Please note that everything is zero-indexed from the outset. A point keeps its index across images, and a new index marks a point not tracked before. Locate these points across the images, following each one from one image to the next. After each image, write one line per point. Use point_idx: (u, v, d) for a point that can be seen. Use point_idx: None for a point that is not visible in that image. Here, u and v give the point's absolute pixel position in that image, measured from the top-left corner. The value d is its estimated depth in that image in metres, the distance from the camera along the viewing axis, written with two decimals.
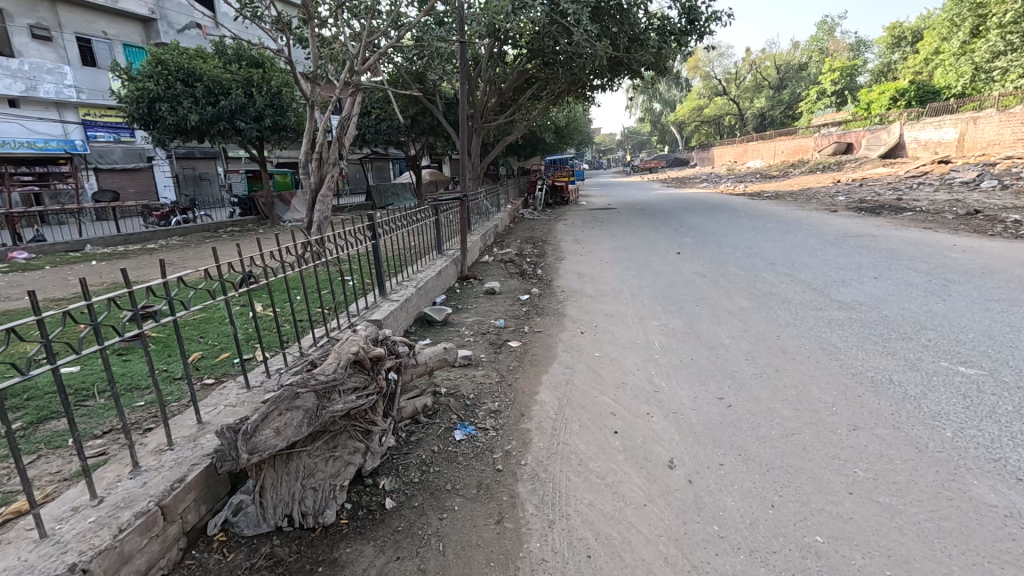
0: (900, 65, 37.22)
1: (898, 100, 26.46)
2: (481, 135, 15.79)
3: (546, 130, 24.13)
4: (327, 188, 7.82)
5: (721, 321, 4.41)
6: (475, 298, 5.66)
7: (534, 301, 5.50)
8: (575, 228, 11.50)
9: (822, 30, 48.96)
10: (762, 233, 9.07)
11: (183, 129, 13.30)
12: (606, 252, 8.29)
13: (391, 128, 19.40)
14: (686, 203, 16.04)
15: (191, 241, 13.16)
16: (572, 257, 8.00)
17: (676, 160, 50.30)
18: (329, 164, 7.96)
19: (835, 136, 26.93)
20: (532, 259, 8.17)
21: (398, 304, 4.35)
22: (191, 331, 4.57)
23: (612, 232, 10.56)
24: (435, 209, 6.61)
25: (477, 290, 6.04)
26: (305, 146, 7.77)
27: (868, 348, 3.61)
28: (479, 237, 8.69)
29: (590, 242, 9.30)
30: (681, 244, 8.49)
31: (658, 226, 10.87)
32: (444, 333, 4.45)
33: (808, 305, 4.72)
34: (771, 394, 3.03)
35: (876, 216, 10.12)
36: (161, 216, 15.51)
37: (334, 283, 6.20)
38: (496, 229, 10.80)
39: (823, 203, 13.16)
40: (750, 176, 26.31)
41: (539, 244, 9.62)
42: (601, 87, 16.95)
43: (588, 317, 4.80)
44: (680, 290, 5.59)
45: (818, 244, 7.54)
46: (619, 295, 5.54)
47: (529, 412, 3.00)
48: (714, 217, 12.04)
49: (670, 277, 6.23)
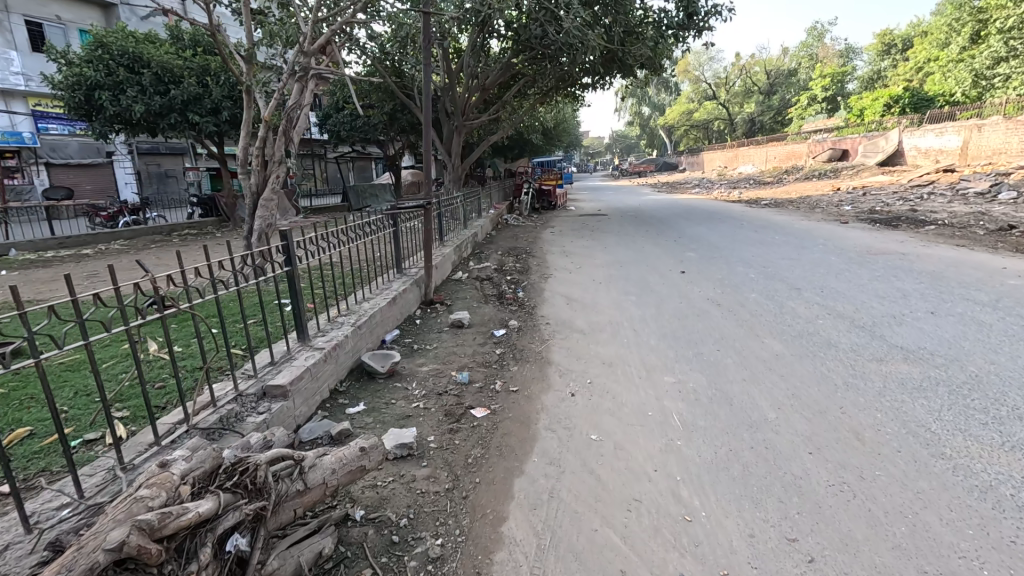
0: (890, 72, 36.91)
1: (892, 106, 25.86)
2: (462, 134, 14.68)
3: (533, 131, 23.08)
4: (272, 190, 6.61)
5: (757, 380, 3.31)
6: (438, 334, 4.49)
7: (513, 337, 4.40)
8: (563, 238, 10.45)
9: (811, 37, 48.54)
10: (772, 248, 8.08)
11: (129, 121, 11.96)
12: (599, 269, 7.21)
13: (369, 126, 18.21)
14: (681, 210, 15.10)
15: (137, 246, 11.82)
16: (560, 276, 6.90)
17: (664, 164, 49.70)
18: (274, 163, 6.69)
19: (829, 142, 26.25)
20: (513, 275, 7.10)
21: (321, 356, 3.15)
22: (44, 385, 3.39)
23: (604, 243, 9.52)
24: (393, 218, 5.40)
25: (442, 320, 4.90)
26: (245, 140, 6.45)
27: (983, 437, 2.52)
28: (453, 250, 7.59)
29: (580, 255, 8.25)
30: (684, 260, 7.45)
31: (655, 237, 9.84)
32: (387, 393, 3.33)
33: (862, 353, 3.66)
34: (871, 535, 1.92)
35: (892, 229, 9.21)
36: (108, 217, 14.09)
37: (267, 307, 5.06)
38: (476, 238, 9.73)
39: (828, 213, 12.29)
40: (743, 182, 25.54)
41: (523, 256, 8.54)
42: (591, 86, 15.98)
43: (581, 364, 3.72)
44: (693, 324, 4.51)
45: (842, 264, 6.55)
46: (617, 331, 4.44)
47: (489, 569, 1.87)
48: (713, 226, 11.09)
49: (678, 305, 5.15)
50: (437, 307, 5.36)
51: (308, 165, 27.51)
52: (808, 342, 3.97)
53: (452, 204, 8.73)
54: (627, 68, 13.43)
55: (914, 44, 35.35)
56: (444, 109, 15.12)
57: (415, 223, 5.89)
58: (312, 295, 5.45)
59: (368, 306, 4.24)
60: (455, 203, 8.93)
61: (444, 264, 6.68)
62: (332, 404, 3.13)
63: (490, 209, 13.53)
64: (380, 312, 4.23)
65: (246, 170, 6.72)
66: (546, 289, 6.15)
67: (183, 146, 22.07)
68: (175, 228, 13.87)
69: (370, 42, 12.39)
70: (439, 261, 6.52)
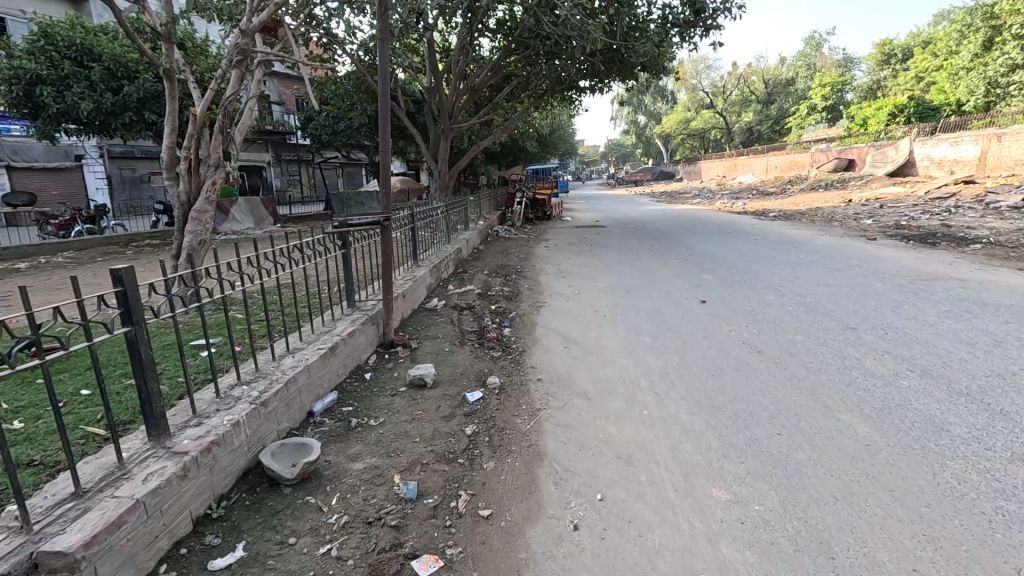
0: (889, 82, 36.45)
1: (897, 115, 25.14)
2: (449, 138, 13.61)
3: (527, 139, 22.14)
4: (206, 199, 5.45)
5: (863, 503, 2.14)
6: (389, 400, 3.29)
7: (490, 405, 3.23)
8: (560, 253, 9.37)
9: (810, 46, 48.01)
10: (801, 270, 7.02)
11: (77, 120, 10.83)
12: (600, 295, 6.05)
13: (354, 130, 17.16)
14: (687, 222, 14.05)
15: (83, 259, 10.57)
16: (555, 304, 5.74)
17: (662, 172, 48.84)
18: (210, 166, 5.51)
19: (834, 151, 25.41)
20: (499, 302, 5.96)
21: (174, 485, 1.96)
22: None
23: (605, 260, 8.45)
24: (343, 237, 4.20)
25: (401, 374, 3.70)
26: (169, 138, 5.23)
27: None
28: (431, 270, 6.42)
29: (580, 277, 7.15)
30: (701, 285, 6.34)
31: (662, 254, 8.75)
32: (289, 520, 2.15)
33: (996, 446, 2.53)
34: None
35: (928, 248, 8.19)
36: (59, 225, 12.69)
37: (180, 353, 3.99)
38: (461, 254, 8.62)
39: (847, 227, 11.26)
40: (746, 193, 24.56)
41: (513, 277, 7.39)
42: (589, 88, 15.00)
43: (586, 462, 2.55)
44: (734, 386, 3.35)
45: (894, 293, 5.49)
46: (633, 395, 3.28)
47: None
48: (726, 241, 10.05)
49: (708, 352, 4.01)
50: (400, 352, 4.18)
51: (293, 171, 26.36)
52: (904, 422, 2.82)
53: (432, 217, 7.62)
54: (629, 68, 12.46)
55: (915, 53, 34.77)
56: (431, 112, 14.06)
57: (371, 241, 4.76)
58: (238, 337, 4.26)
59: (289, 361, 3.06)
60: (437, 214, 7.83)
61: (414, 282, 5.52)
62: (190, 552, 1.94)
63: (479, 220, 12.45)
64: (310, 371, 3.07)
65: (172, 174, 5.46)
66: (538, 324, 4.99)
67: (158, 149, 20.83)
68: (133, 239, 12.68)
69: (350, 37, 11.33)
70: (407, 283, 5.38)
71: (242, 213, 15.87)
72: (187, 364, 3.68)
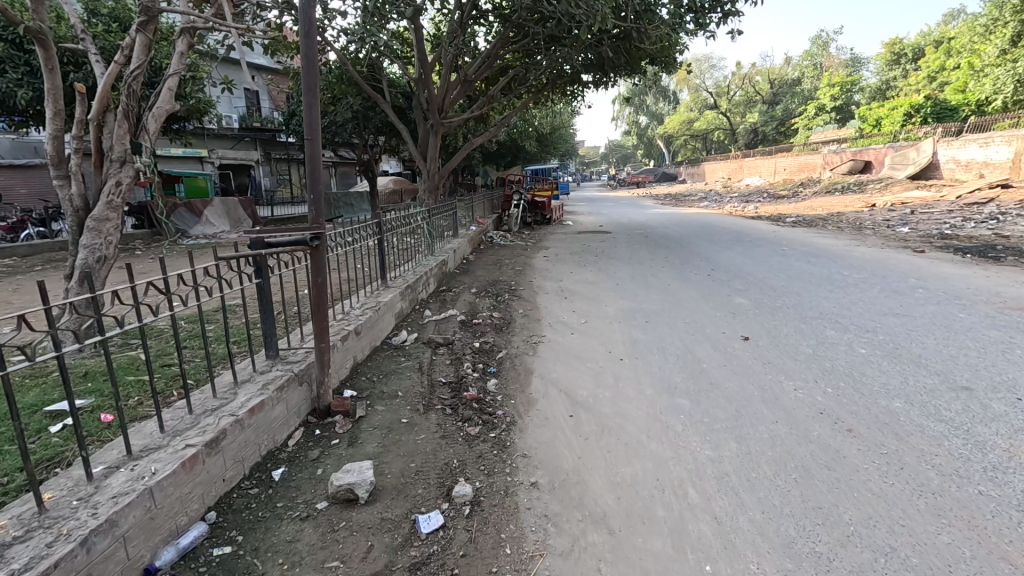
0: (900, 82, 35.40)
1: (913, 116, 24.05)
2: (439, 134, 12.35)
3: (525, 138, 21.02)
4: (106, 204, 4.20)
5: None
6: (291, 533, 2.07)
7: (452, 545, 2.01)
8: (562, 266, 8.21)
9: (816, 45, 46.82)
10: (853, 291, 5.82)
11: (18, 109, 9.62)
12: (614, 326, 4.87)
13: (339, 126, 15.99)
14: (699, 228, 12.88)
15: (22, 267, 9.37)
16: (557, 339, 4.55)
17: (664, 174, 47.57)
18: (110, 161, 4.25)
19: (848, 153, 24.26)
20: (486, 334, 4.76)
21: None
22: None
23: (615, 276, 7.27)
24: (259, 263, 2.99)
25: (326, 472, 2.49)
26: (53, 124, 4.00)
27: None
28: (403, 290, 5.22)
29: (586, 299, 5.95)
30: (738, 312, 5.12)
31: (680, 268, 7.58)
32: None
33: None
34: None
35: (993, 262, 7.02)
36: (8, 228, 11.53)
37: (25, 428, 2.84)
38: (446, 268, 7.42)
39: (882, 236, 10.06)
40: (755, 196, 23.30)
41: (505, 297, 6.19)
42: (593, 81, 13.85)
43: None
44: (839, 507, 2.14)
45: (992, 328, 4.29)
46: (681, 528, 2.07)
47: None
48: (750, 252, 8.86)
49: (775, 431, 2.80)
50: (339, 424, 2.96)
51: (283, 171, 25.17)
52: None
53: (409, 224, 6.42)
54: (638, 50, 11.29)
55: (927, 52, 33.60)
56: (420, 106, 12.79)
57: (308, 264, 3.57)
58: (117, 404, 3.07)
59: (118, 479, 1.86)
60: (417, 222, 6.64)
61: (375, 312, 4.31)
62: None
63: (472, 225, 11.27)
64: (153, 496, 1.87)
65: (63, 172, 4.23)
66: (535, 372, 3.77)
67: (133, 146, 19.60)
68: None
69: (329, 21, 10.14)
70: (365, 314, 4.16)
71: (217, 214, 14.58)
72: (20, 452, 2.54)
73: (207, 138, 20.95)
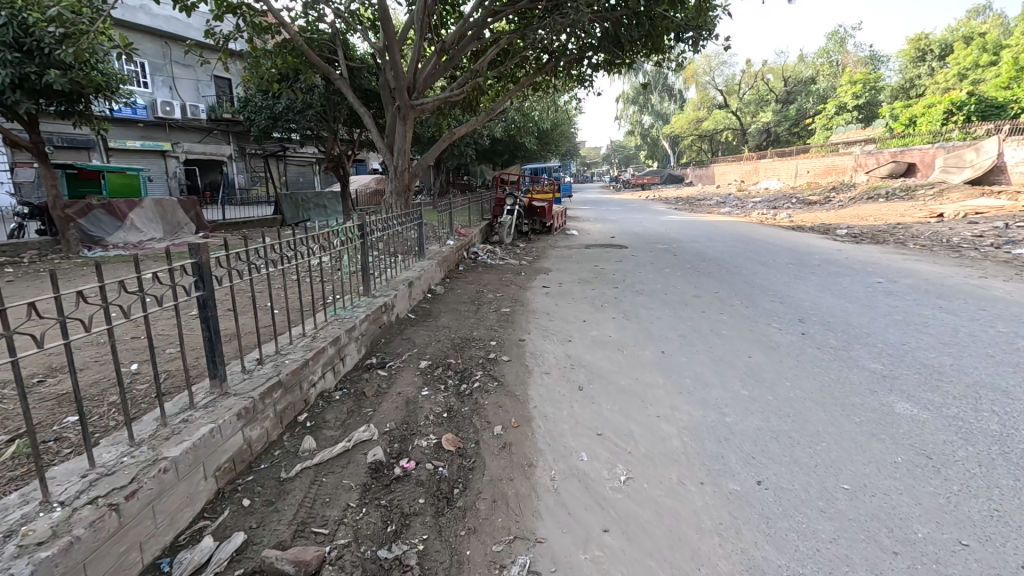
0: (927, 79, 32.78)
1: (954, 114, 21.39)
2: (407, 120, 9.69)
3: (523, 132, 18.39)
4: None
5: None
6: None
7: None
8: (566, 306, 5.59)
9: (832, 40, 43.80)
10: None
11: None
12: (694, 501, 2.24)
13: (297, 112, 13.33)
14: (739, 243, 10.24)
15: None
16: (566, 561, 1.92)
17: (670, 176, 44.93)
18: None
19: (887, 155, 21.67)
20: (410, 527, 2.13)
21: None
22: None
23: (651, 332, 4.60)
24: None
25: None
26: None
27: None
28: (258, 400, 2.57)
29: (614, 397, 3.28)
30: (944, 460, 2.46)
31: (751, 319, 4.95)
32: None
33: None
34: None
35: None
36: None
37: None
38: (390, 314, 4.79)
39: (1001, 261, 7.42)
40: (782, 201, 20.65)
41: (473, 383, 3.56)
42: (606, 61, 11.22)
43: None
44: None
45: None
46: None
47: None
48: (837, 285, 6.27)
49: None
50: None
51: (259, 168, 22.58)
52: None
53: (303, 254, 3.76)
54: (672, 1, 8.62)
55: (957, 48, 30.99)
56: (386, 85, 10.08)
57: None
58: None
59: None
60: (324, 246, 3.97)
61: (109, 517, 1.68)
62: None
63: (449, 238, 8.70)
64: None
65: None
66: None
67: (90, 137, 16.33)
68: None
69: None
70: (49, 542, 1.52)
71: (144, 217, 11.75)
72: None
73: (166, 128, 18.40)
